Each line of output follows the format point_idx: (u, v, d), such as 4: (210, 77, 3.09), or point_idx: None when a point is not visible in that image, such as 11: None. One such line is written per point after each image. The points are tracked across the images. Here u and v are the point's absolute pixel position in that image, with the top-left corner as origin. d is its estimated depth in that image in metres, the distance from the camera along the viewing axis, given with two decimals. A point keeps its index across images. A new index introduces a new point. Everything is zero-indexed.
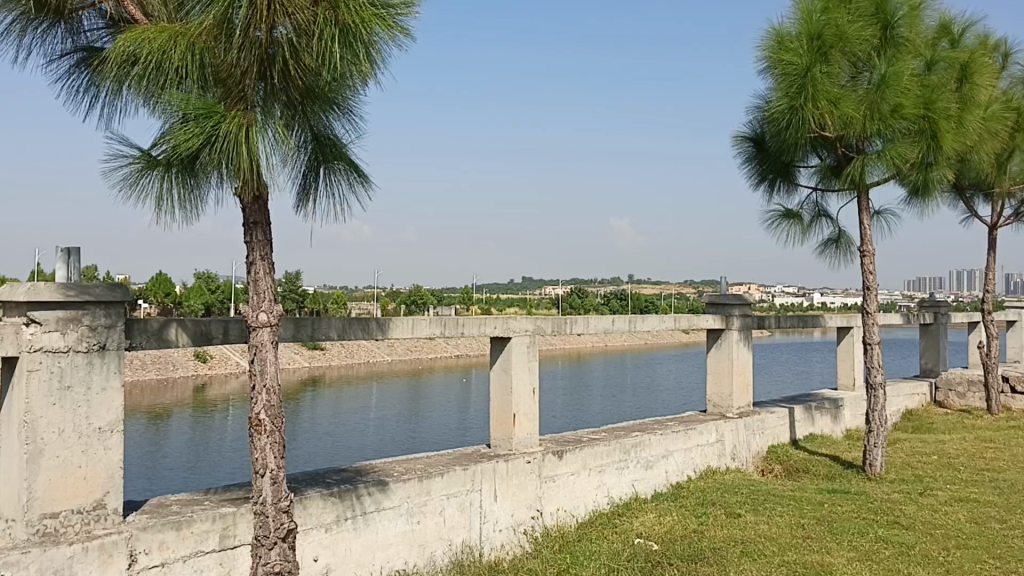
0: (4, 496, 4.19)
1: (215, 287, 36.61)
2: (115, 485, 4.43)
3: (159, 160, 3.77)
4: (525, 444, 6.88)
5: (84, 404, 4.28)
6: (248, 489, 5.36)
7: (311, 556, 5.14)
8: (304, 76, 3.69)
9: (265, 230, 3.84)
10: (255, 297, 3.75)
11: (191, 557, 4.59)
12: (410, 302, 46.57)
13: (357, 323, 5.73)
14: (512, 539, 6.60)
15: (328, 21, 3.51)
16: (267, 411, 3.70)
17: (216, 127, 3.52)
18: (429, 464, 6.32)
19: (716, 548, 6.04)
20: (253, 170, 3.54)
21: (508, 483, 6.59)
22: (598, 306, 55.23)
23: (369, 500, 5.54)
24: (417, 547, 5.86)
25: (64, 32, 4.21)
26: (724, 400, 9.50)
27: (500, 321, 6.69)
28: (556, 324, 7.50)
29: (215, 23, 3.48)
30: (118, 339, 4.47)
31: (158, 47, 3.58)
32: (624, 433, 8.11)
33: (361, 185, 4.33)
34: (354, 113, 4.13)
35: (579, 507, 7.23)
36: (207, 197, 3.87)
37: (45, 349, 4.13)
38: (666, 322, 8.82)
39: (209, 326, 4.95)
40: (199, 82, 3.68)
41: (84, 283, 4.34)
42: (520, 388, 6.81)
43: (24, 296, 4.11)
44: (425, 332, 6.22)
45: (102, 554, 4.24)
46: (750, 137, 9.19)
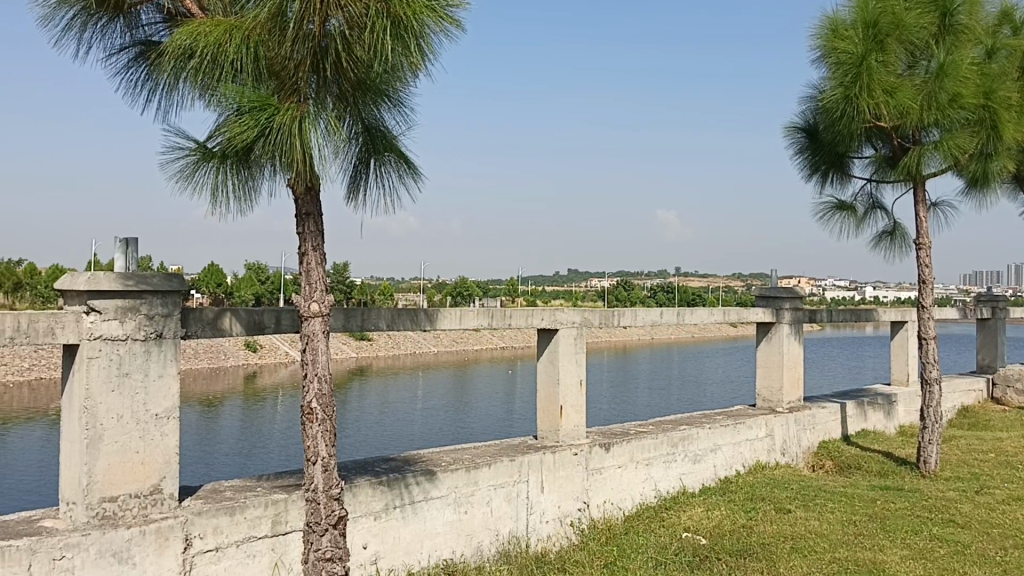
0: (64, 479, 4.31)
1: (265, 278, 37.19)
2: (171, 470, 4.53)
3: (215, 153, 3.84)
4: (572, 436, 6.87)
5: (142, 391, 4.39)
6: (298, 477, 5.45)
7: (360, 543, 5.20)
8: (356, 68, 3.72)
9: (317, 221, 3.88)
10: (307, 287, 3.79)
11: (245, 542, 4.68)
12: (456, 294, 46.78)
13: (406, 313, 5.77)
14: (558, 531, 6.60)
15: (379, 14, 3.53)
16: (318, 400, 3.75)
17: (269, 120, 3.58)
18: (476, 455, 6.35)
19: (766, 544, 5.97)
20: (306, 163, 3.58)
21: (555, 474, 6.60)
22: (645, 299, 54.88)
23: (417, 489, 5.59)
24: (464, 536, 5.90)
25: (122, 26, 4.30)
26: (774, 394, 9.38)
27: (547, 312, 6.67)
28: (603, 317, 7.48)
29: (269, 17, 3.53)
30: (174, 327, 4.57)
31: (214, 41, 3.65)
32: (671, 427, 8.06)
33: (410, 177, 4.35)
34: (404, 105, 4.14)
35: (626, 500, 7.21)
36: (261, 189, 3.92)
37: (104, 337, 4.24)
38: (715, 315, 8.73)
39: (262, 315, 5.03)
40: (253, 75, 3.74)
41: (142, 273, 4.43)
42: (566, 380, 6.80)
43: (84, 285, 4.21)
44: (472, 323, 6.26)
45: (159, 538, 4.34)
46: (803, 128, 9.04)
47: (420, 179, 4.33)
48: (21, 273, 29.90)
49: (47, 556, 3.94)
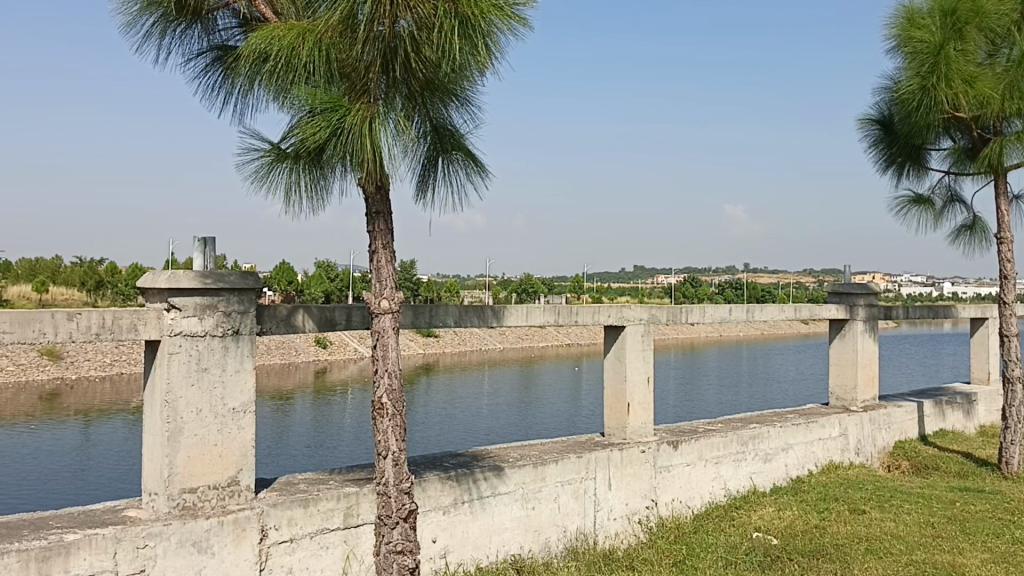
0: (147, 470, 4.46)
1: (334, 275, 37.73)
2: (248, 463, 4.65)
3: (288, 153, 3.94)
4: (640, 433, 6.84)
5: (220, 385, 4.52)
6: (369, 471, 5.55)
7: (430, 537, 5.27)
8: (424, 68, 3.77)
9: (387, 219, 3.95)
10: (378, 284, 3.86)
11: (318, 533, 4.79)
12: (521, 290, 46.84)
13: (473, 310, 5.83)
14: (626, 528, 6.58)
15: (448, 14, 3.57)
16: (389, 396, 3.82)
17: (341, 120, 3.66)
18: (544, 451, 6.37)
19: (840, 545, 5.85)
20: (376, 162, 3.64)
21: (623, 471, 6.58)
22: (712, 296, 54.12)
23: (485, 484, 5.63)
24: (532, 532, 5.93)
25: (200, 32, 4.44)
26: (848, 393, 9.17)
27: (614, 309, 6.65)
28: (671, 313, 7.41)
29: (340, 20, 3.61)
30: (250, 324, 4.69)
31: (287, 44, 3.75)
32: (741, 425, 7.95)
33: (478, 175, 4.38)
34: (472, 104, 4.17)
35: (695, 498, 7.15)
36: (333, 188, 4.00)
37: (184, 334, 4.38)
38: (785, 312, 8.58)
39: (333, 312, 5.15)
40: (325, 77, 3.82)
41: (220, 271, 4.56)
42: (634, 377, 6.77)
43: (164, 283, 4.35)
44: (539, 320, 6.28)
45: (236, 529, 4.47)
46: (877, 120, 8.82)
47: (488, 177, 4.35)
48: (101, 271, 30.96)
49: (131, 544, 4.08)
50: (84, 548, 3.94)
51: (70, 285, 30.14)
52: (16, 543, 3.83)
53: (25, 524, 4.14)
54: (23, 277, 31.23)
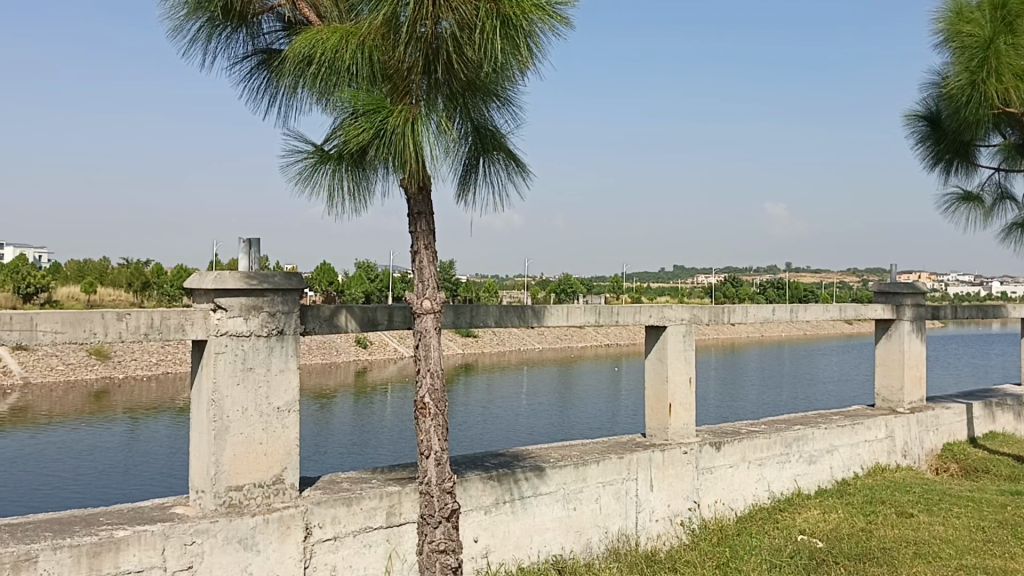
0: (194, 468, 4.53)
1: (374, 275, 37.96)
2: (292, 461, 4.70)
3: (331, 155, 3.98)
4: (682, 434, 6.79)
5: (264, 384, 4.57)
6: (411, 470, 5.58)
7: (471, 536, 5.28)
8: (466, 69, 3.78)
9: (429, 220, 3.98)
10: (420, 285, 3.89)
11: (361, 532, 4.83)
12: (560, 291, 46.74)
13: (514, 310, 5.84)
14: (669, 530, 6.54)
15: (489, 14, 3.58)
16: (431, 395, 3.83)
17: (384, 122, 3.70)
18: (585, 452, 6.36)
19: (887, 548, 5.76)
20: (418, 163, 3.67)
21: (665, 472, 6.54)
22: (754, 296, 53.53)
23: (526, 485, 5.63)
24: (574, 532, 5.92)
25: (246, 36, 4.50)
26: (895, 394, 9.01)
27: (655, 309, 6.62)
28: (713, 313, 7.35)
29: (382, 22, 3.64)
30: (295, 324, 4.75)
31: (331, 47, 3.80)
32: (785, 426, 7.85)
33: (519, 174, 4.39)
34: (513, 104, 4.18)
35: (737, 500, 7.08)
36: (375, 189, 4.03)
37: (230, 333, 4.45)
38: (829, 312, 8.47)
39: (375, 312, 5.20)
40: (368, 79, 3.86)
41: (265, 272, 4.62)
42: (675, 377, 6.73)
43: (211, 285, 4.42)
44: (580, 320, 6.27)
45: (282, 526, 4.52)
46: (925, 116, 8.66)
47: (529, 176, 4.35)
48: (147, 272, 31.57)
49: (179, 542, 4.15)
50: (134, 545, 4.02)
51: (118, 286, 30.77)
52: (68, 538, 3.91)
53: (76, 521, 4.23)
54: (71, 279, 31.95)
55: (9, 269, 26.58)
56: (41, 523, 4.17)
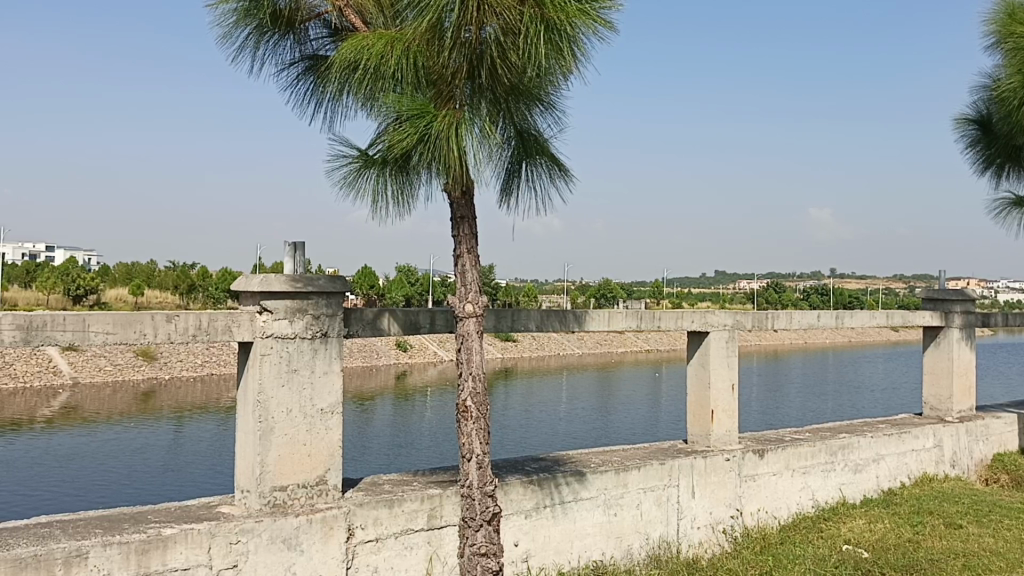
0: (239, 468, 4.60)
1: (415, 278, 38.15)
2: (335, 462, 4.74)
3: (375, 160, 4.02)
4: (724, 441, 6.73)
5: (309, 386, 4.62)
6: (453, 473, 5.60)
7: (511, 541, 5.29)
8: (510, 74, 3.81)
9: (471, 224, 4.01)
10: (462, 289, 3.91)
11: (403, 534, 4.86)
12: (600, 295, 46.56)
13: (556, 315, 5.83)
14: (710, 537, 6.48)
15: (534, 19, 3.62)
16: (473, 398, 3.86)
17: (428, 127, 3.73)
18: (626, 457, 6.33)
19: (935, 560, 5.65)
20: (462, 167, 3.70)
21: (706, 479, 6.48)
22: (797, 302, 52.77)
23: (567, 489, 5.62)
24: (615, 538, 5.90)
25: (293, 42, 4.57)
26: (943, 403, 8.83)
27: (698, 314, 6.58)
28: (757, 319, 7.28)
29: (426, 28, 3.67)
30: (339, 327, 4.80)
31: (377, 53, 3.84)
32: (830, 434, 7.74)
33: (562, 179, 4.40)
34: (557, 108, 4.18)
35: (781, 508, 6.99)
36: (418, 194, 4.06)
37: (276, 335, 4.51)
38: (876, 319, 8.34)
39: (418, 315, 5.24)
40: (412, 84, 3.90)
41: (310, 275, 4.66)
42: (718, 384, 6.67)
43: (258, 287, 4.49)
44: (621, 325, 6.26)
45: (325, 527, 4.57)
46: (975, 119, 8.49)
47: (571, 181, 4.36)
48: (193, 275, 32.13)
49: (224, 540, 4.22)
50: (181, 542, 4.09)
51: (165, 289, 31.33)
52: (118, 535, 3.99)
53: (126, 518, 4.32)
54: (120, 281, 32.60)
55: (60, 271, 27.24)
56: (92, 519, 4.26)
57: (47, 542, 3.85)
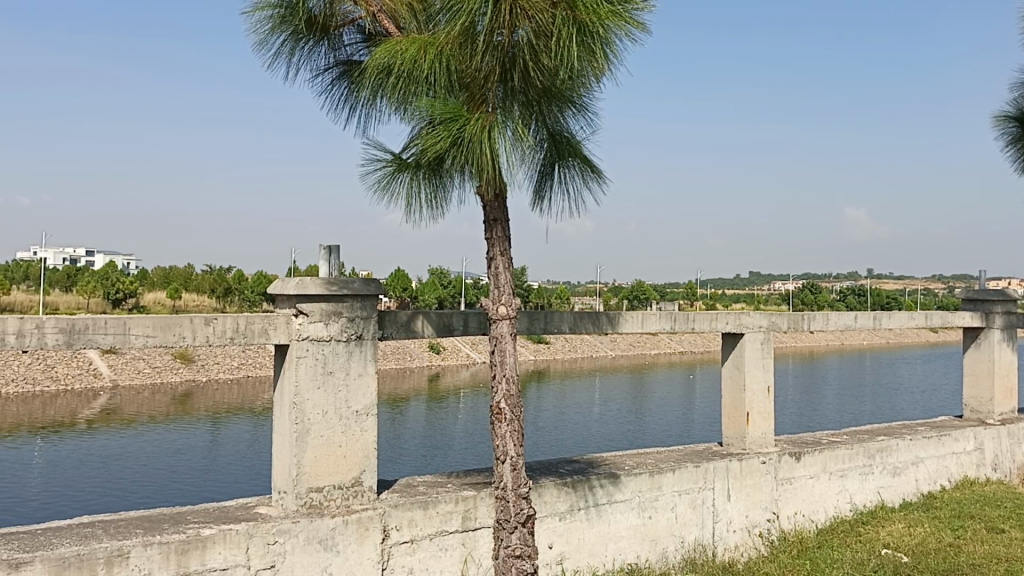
0: (276, 469, 4.65)
1: (447, 281, 38.25)
2: (370, 464, 4.78)
3: (409, 163, 4.05)
4: (760, 444, 6.67)
5: (343, 389, 4.66)
6: (486, 475, 5.61)
7: (546, 543, 5.29)
8: (543, 76, 3.83)
9: (504, 227, 4.03)
10: (495, 291, 3.93)
11: (437, 535, 4.88)
12: (633, 297, 46.37)
13: (589, 316, 5.83)
14: (746, 540, 6.43)
15: (566, 22, 3.64)
16: (507, 400, 3.86)
17: (461, 130, 3.75)
18: (660, 460, 6.30)
19: (976, 565, 5.56)
20: (495, 169, 3.72)
21: (742, 482, 6.43)
22: (833, 303, 52.13)
23: (601, 492, 5.62)
24: (649, 541, 5.87)
25: (327, 48, 4.62)
26: (984, 405, 8.68)
27: (732, 316, 6.54)
28: (792, 320, 7.20)
29: (458, 32, 3.70)
30: (373, 329, 4.83)
31: (410, 57, 3.87)
32: (868, 437, 7.64)
33: (594, 181, 4.40)
34: (589, 110, 4.19)
35: (818, 512, 6.91)
36: (451, 197, 4.08)
37: (311, 338, 4.55)
38: (915, 320, 8.22)
39: (451, 318, 5.27)
40: (445, 88, 3.92)
41: (345, 278, 4.70)
42: (753, 386, 6.62)
43: (294, 290, 4.54)
44: (655, 326, 6.23)
45: (360, 528, 4.60)
46: (1015, 117, 8.34)
47: (604, 183, 4.37)
48: (229, 278, 32.52)
49: (262, 541, 4.27)
50: (219, 543, 4.15)
51: (201, 292, 31.73)
52: (157, 535, 4.05)
53: (166, 518, 4.39)
54: (158, 285, 33.08)
55: (100, 276, 27.70)
56: (133, 519, 4.33)
57: (90, 542, 3.92)
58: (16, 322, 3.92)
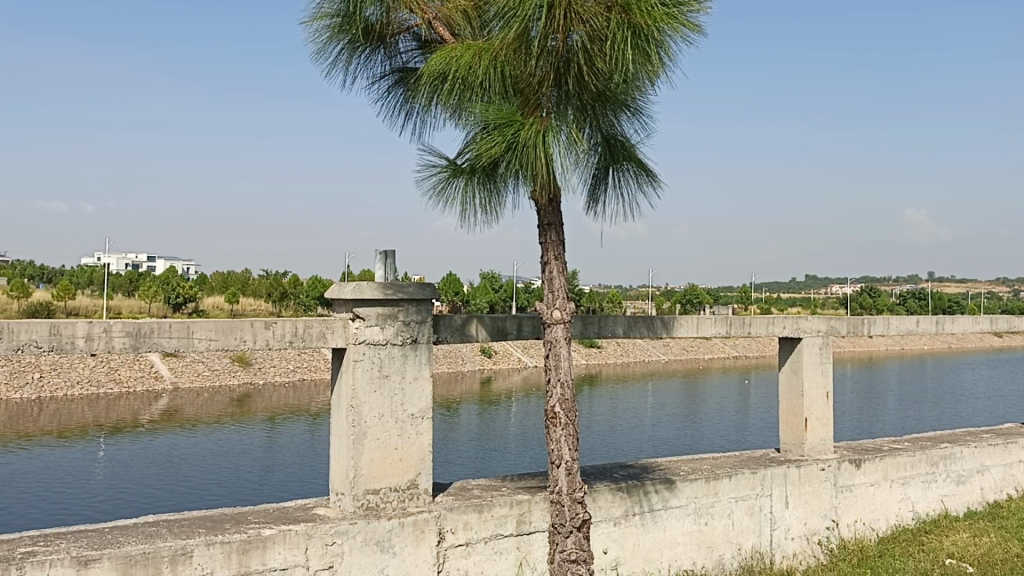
0: (334, 471, 4.72)
1: (498, 285, 38.33)
2: (426, 467, 4.81)
3: (463, 169, 4.08)
4: (818, 450, 6.57)
5: (399, 392, 4.70)
6: (541, 479, 5.62)
7: (601, 548, 5.27)
8: (597, 80, 3.84)
9: (558, 231, 4.04)
10: (550, 295, 3.95)
11: (492, 539, 4.90)
12: (686, 301, 45.90)
13: (643, 320, 5.79)
14: (805, 548, 6.33)
15: (620, 25, 3.65)
16: (561, 405, 3.87)
17: (515, 135, 3.77)
18: (716, 466, 6.24)
19: None
20: (549, 174, 3.73)
21: (800, 489, 6.33)
22: (893, 307, 50.96)
23: (656, 497, 5.57)
24: (705, 548, 5.81)
25: (383, 56, 4.69)
26: None
27: (789, 320, 6.45)
28: (851, 324, 7.08)
29: (513, 37, 3.72)
30: (428, 333, 4.86)
31: (465, 63, 3.89)
32: (931, 444, 7.46)
33: (648, 183, 4.41)
34: (643, 114, 4.20)
35: (880, 520, 6.77)
36: (506, 202, 4.09)
37: (367, 342, 4.61)
38: (979, 324, 8.01)
39: (504, 321, 5.30)
40: (499, 94, 3.94)
41: (400, 282, 4.74)
42: (812, 391, 6.51)
43: (350, 294, 4.61)
44: (709, 331, 6.18)
45: (416, 530, 4.64)
46: None
47: (658, 185, 4.37)
48: (285, 283, 33.02)
49: (321, 541, 4.33)
50: (280, 543, 4.22)
51: (259, 296, 32.31)
52: (219, 535, 4.13)
53: (227, 518, 4.48)
54: (217, 289, 33.77)
55: (161, 280, 28.36)
56: (197, 519, 4.43)
57: (154, 541, 4.02)
58: (85, 326, 4.05)
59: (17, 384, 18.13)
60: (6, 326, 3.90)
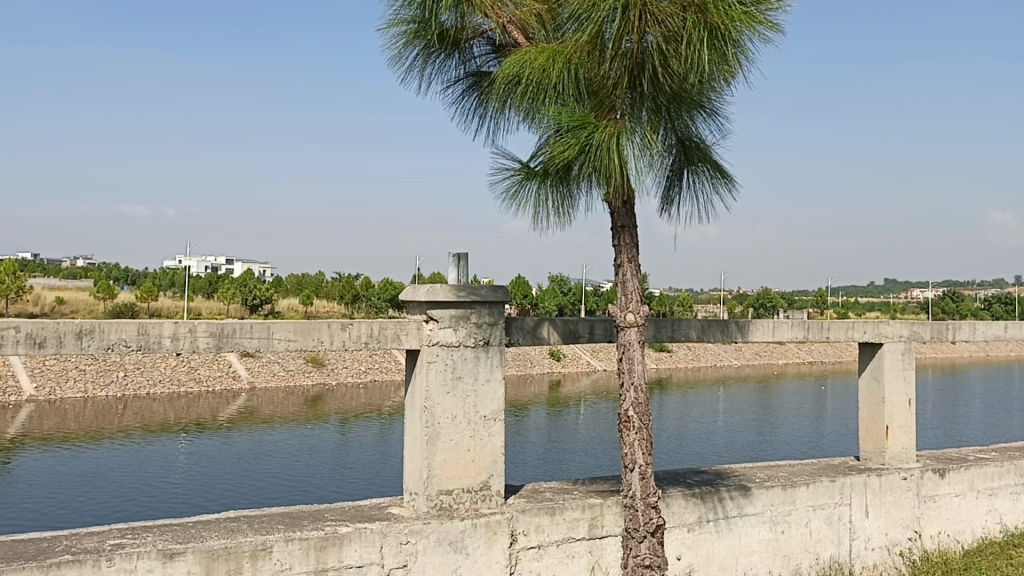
0: (408, 470, 4.78)
1: (568, 288, 38.24)
2: (498, 468, 4.83)
3: (536, 171, 4.08)
4: (900, 459, 6.39)
5: (473, 394, 4.73)
6: (614, 483, 5.59)
7: (674, 554, 5.21)
8: (672, 81, 3.81)
9: (631, 234, 4.02)
10: (624, 298, 3.93)
11: (564, 542, 4.89)
12: (759, 304, 45.08)
13: (717, 324, 5.72)
14: (886, 559, 6.15)
15: (696, 25, 3.60)
16: (635, 408, 3.85)
17: (589, 137, 3.76)
18: (793, 473, 6.11)
19: None
20: (622, 176, 3.72)
21: (881, 498, 6.15)
22: (977, 313, 49.12)
23: (731, 504, 5.49)
24: (782, 556, 5.70)
25: (458, 60, 4.74)
26: None
27: (870, 325, 6.27)
28: (936, 330, 6.85)
29: (588, 39, 3.72)
30: (500, 335, 4.87)
31: (539, 66, 3.90)
32: (1020, 454, 7.17)
33: (723, 185, 4.37)
34: (719, 114, 4.16)
35: (965, 532, 6.54)
36: (578, 204, 4.08)
37: (440, 343, 4.66)
38: None
39: (576, 325, 5.30)
40: (573, 95, 3.94)
41: (473, 285, 4.77)
42: (893, 399, 6.33)
43: (424, 296, 4.67)
44: (786, 335, 6.06)
45: (489, 532, 4.66)
46: None
47: (733, 187, 4.33)
48: (358, 285, 33.55)
49: (395, 540, 4.39)
50: (355, 541, 4.29)
51: (332, 298, 32.89)
52: (298, 532, 4.22)
53: (305, 515, 4.57)
54: (292, 292, 34.50)
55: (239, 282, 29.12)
56: (277, 515, 4.54)
57: (235, 536, 4.13)
58: (171, 326, 4.17)
59: (103, 382, 18.79)
60: (97, 326, 4.04)
